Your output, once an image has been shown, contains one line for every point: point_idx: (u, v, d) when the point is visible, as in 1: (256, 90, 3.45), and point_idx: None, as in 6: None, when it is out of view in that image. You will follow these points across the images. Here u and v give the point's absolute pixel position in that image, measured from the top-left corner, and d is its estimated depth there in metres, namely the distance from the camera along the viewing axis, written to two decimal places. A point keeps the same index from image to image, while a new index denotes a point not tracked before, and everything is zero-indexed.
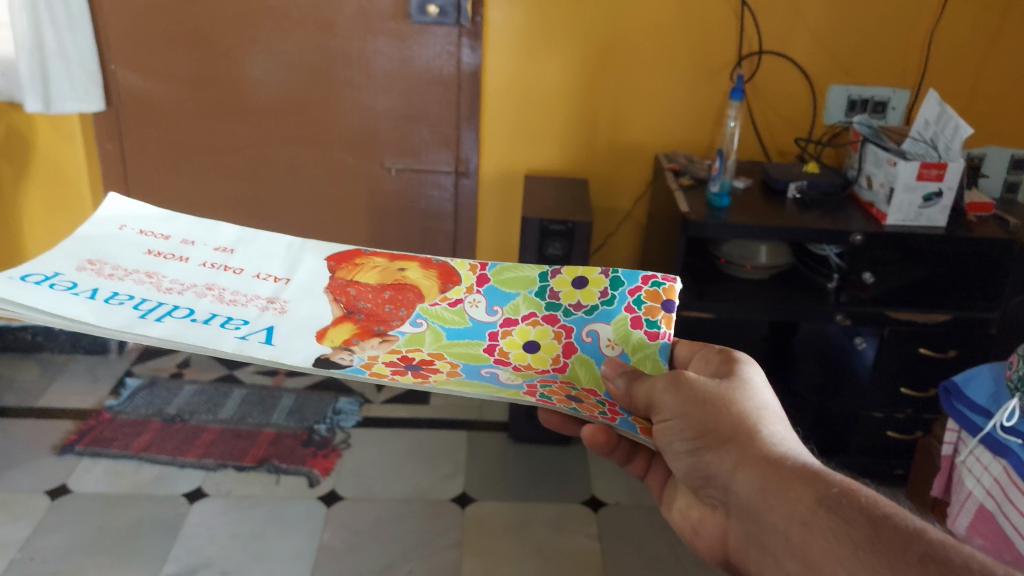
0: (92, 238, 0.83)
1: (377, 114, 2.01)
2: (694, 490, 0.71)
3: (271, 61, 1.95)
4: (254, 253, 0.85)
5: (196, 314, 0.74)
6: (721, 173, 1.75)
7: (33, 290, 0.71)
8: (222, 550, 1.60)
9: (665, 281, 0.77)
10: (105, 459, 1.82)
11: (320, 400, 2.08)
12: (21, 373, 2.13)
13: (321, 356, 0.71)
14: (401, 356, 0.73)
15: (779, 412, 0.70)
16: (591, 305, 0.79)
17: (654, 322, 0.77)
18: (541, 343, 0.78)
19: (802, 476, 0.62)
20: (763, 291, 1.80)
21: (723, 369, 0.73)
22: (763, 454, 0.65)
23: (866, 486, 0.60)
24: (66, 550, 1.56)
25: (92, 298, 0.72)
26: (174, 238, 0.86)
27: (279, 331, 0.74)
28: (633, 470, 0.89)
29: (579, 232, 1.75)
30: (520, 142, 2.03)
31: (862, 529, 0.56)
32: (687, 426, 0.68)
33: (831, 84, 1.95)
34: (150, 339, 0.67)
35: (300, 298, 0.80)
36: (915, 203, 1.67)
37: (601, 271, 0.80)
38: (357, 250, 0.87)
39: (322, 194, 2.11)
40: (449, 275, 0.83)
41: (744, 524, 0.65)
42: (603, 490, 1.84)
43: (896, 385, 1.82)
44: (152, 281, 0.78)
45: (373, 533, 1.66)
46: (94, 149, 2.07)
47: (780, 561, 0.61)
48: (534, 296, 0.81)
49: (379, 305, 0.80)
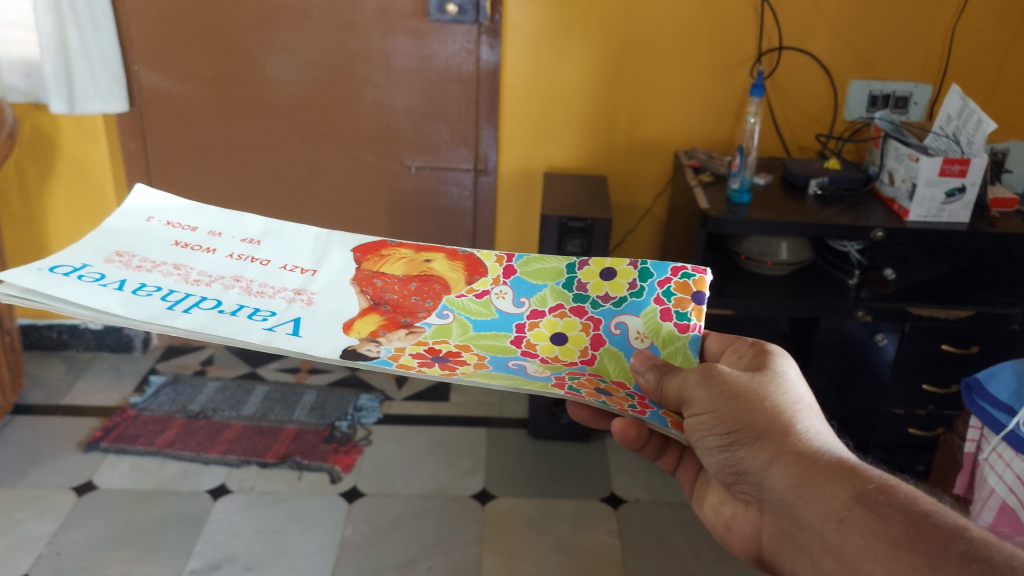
0: (120, 230, 0.84)
1: (396, 112, 2.02)
2: (727, 486, 0.72)
3: (291, 60, 1.96)
4: (282, 245, 0.86)
5: (223, 306, 0.74)
6: (741, 169, 1.74)
7: (62, 281, 0.72)
8: (245, 546, 1.61)
9: (695, 273, 0.78)
10: (130, 455, 1.84)
11: (342, 397, 2.10)
12: (47, 371, 2.15)
13: (348, 347, 0.71)
14: (428, 348, 0.74)
15: (813, 405, 0.71)
16: (619, 296, 0.80)
17: (684, 314, 0.78)
18: (568, 335, 0.79)
19: (839, 471, 0.62)
20: (784, 287, 1.80)
21: (756, 362, 0.75)
22: (798, 451, 0.66)
23: (905, 482, 0.60)
24: (92, 545, 1.58)
25: (120, 289, 0.73)
26: (202, 229, 0.86)
27: (307, 322, 0.74)
28: (664, 465, 0.91)
29: (598, 228, 1.75)
30: (539, 139, 2.03)
31: (901, 525, 0.56)
32: (719, 421, 0.70)
33: (852, 79, 1.94)
34: (178, 331, 0.68)
35: (328, 290, 0.80)
36: (937, 199, 1.66)
37: (630, 262, 0.81)
38: (382, 242, 0.87)
39: (342, 192, 2.12)
40: (475, 267, 0.84)
41: (778, 520, 0.66)
42: (623, 486, 1.85)
43: (918, 381, 1.81)
44: (179, 273, 0.78)
45: (395, 529, 1.68)
46: (117, 148, 2.09)
47: (815, 560, 0.61)
48: (561, 287, 0.82)
49: (405, 296, 0.80)
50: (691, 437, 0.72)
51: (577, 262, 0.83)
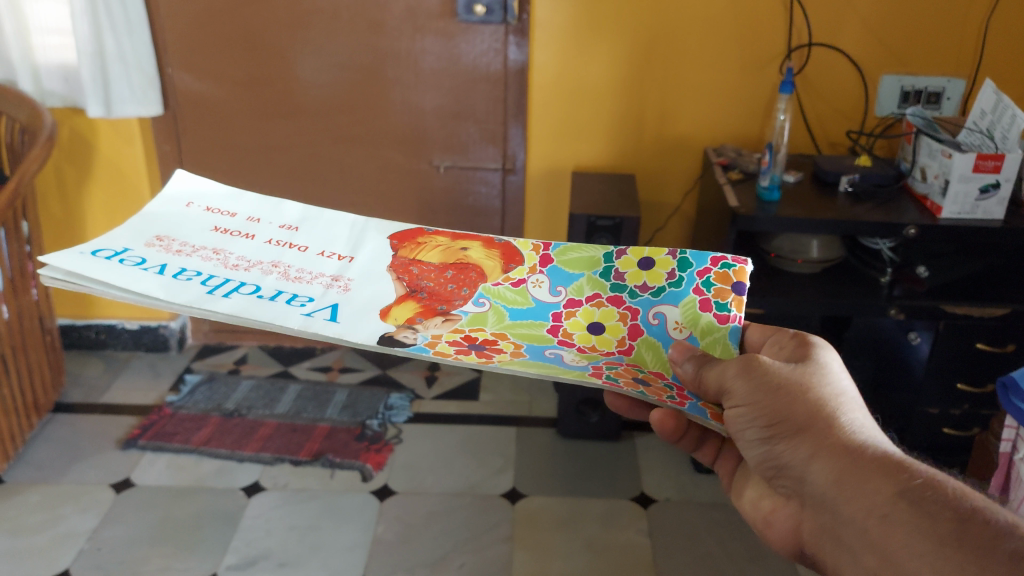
0: (161, 215, 0.86)
1: (425, 112, 2.03)
2: (767, 480, 0.73)
3: (321, 62, 1.98)
4: (318, 232, 0.88)
5: (262, 291, 0.76)
6: (771, 166, 1.74)
7: (105, 265, 0.74)
8: (279, 542, 1.64)
9: (735, 263, 0.79)
10: (166, 453, 1.87)
11: (372, 395, 2.12)
12: (86, 370, 2.20)
13: (385, 334, 0.72)
14: (464, 336, 0.75)
15: (856, 398, 0.71)
16: (657, 287, 0.81)
17: (724, 304, 0.79)
18: (604, 323, 0.79)
19: (882, 465, 0.63)
20: (815, 285, 1.79)
21: (797, 353, 0.75)
22: (840, 444, 0.66)
23: (951, 478, 0.60)
24: (131, 540, 1.62)
25: (161, 273, 0.75)
26: (240, 215, 0.88)
27: (344, 308, 0.76)
28: (703, 457, 0.91)
29: (627, 227, 1.75)
30: (566, 138, 2.04)
31: (948, 523, 0.56)
32: (759, 413, 0.70)
33: (882, 75, 1.92)
34: (218, 315, 0.70)
35: (364, 277, 0.81)
36: (971, 195, 1.64)
37: (669, 252, 0.81)
38: (421, 231, 0.89)
39: (373, 192, 2.14)
40: (512, 256, 0.85)
41: (819, 515, 0.66)
42: (653, 485, 1.85)
43: (952, 380, 1.79)
44: (219, 258, 0.80)
45: (426, 526, 1.69)
46: (153, 152, 2.13)
47: (858, 556, 0.62)
48: (598, 277, 0.82)
49: (442, 284, 0.81)
50: (729, 429, 0.72)
51: (615, 251, 0.84)
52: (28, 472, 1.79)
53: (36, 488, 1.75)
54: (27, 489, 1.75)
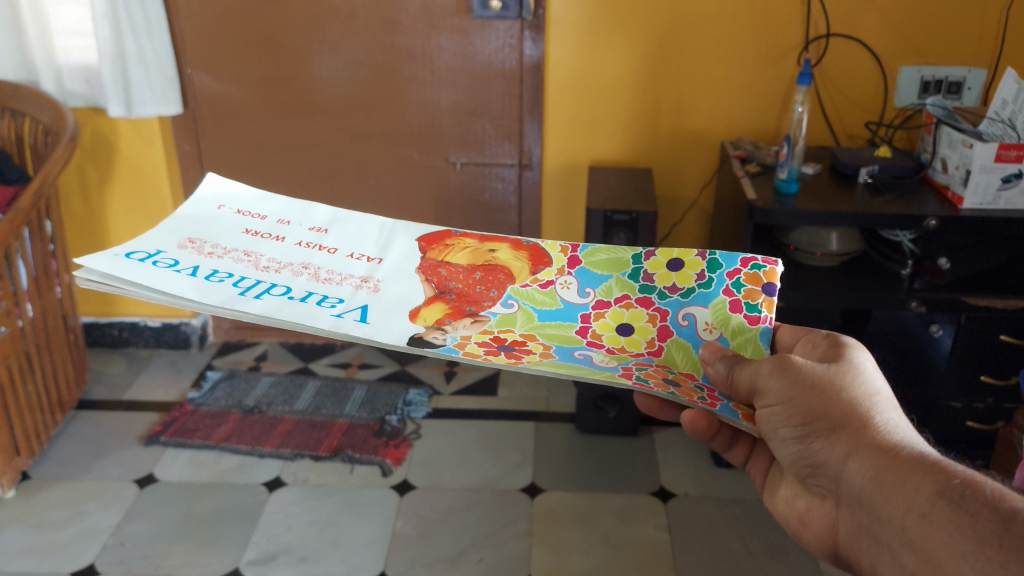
0: (193, 216, 0.87)
1: (441, 109, 2.04)
2: (803, 479, 0.73)
3: (338, 60, 1.99)
4: (349, 233, 0.88)
5: (293, 293, 0.77)
6: (789, 159, 1.72)
7: (138, 267, 0.75)
8: (298, 537, 1.65)
9: (766, 264, 0.77)
10: (188, 449, 1.89)
11: (391, 391, 2.13)
12: (109, 367, 2.23)
13: (415, 335, 0.73)
14: (494, 337, 0.75)
15: (892, 397, 0.70)
16: (687, 287, 0.80)
17: (754, 305, 0.78)
18: (632, 326, 0.79)
19: (921, 464, 0.61)
20: (834, 278, 1.77)
21: (830, 352, 0.75)
22: (877, 443, 0.65)
23: (992, 478, 0.59)
24: (153, 535, 1.64)
25: (193, 275, 0.76)
26: (270, 218, 0.89)
27: (373, 309, 0.76)
28: (735, 457, 0.91)
29: (643, 221, 1.74)
30: (582, 133, 2.04)
31: (989, 522, 0.54)
32: (794, 412, 0.70)
33: (901, 65, 1.90)
34: (249, 317, 0.71)
35: (393, 277, 0.82)
36: (993, 185, 1.62)
37: (698, 253, 0.80)
38: (447, 232, 0.88)
39: (389, 189, 2.14)
40: (540, 257, 0.84)
41: (857, 514, 0.66)
42: (672, 480, 1.84)
43: (974, 372, 1.77)
44: (250, 260, 0.81)
45: (443, 522, 1.70)
46: (173, 152, 2.15)
47: (898, 556, 0.61)
48: (626, 278, 0.81)
49: (470, 286, 0.81)
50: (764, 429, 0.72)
51: (643, 252, 0.83)
52: (52, 469, 1.82)
53: (60, 484, 1.77)
54: (51, 485, 1.77)
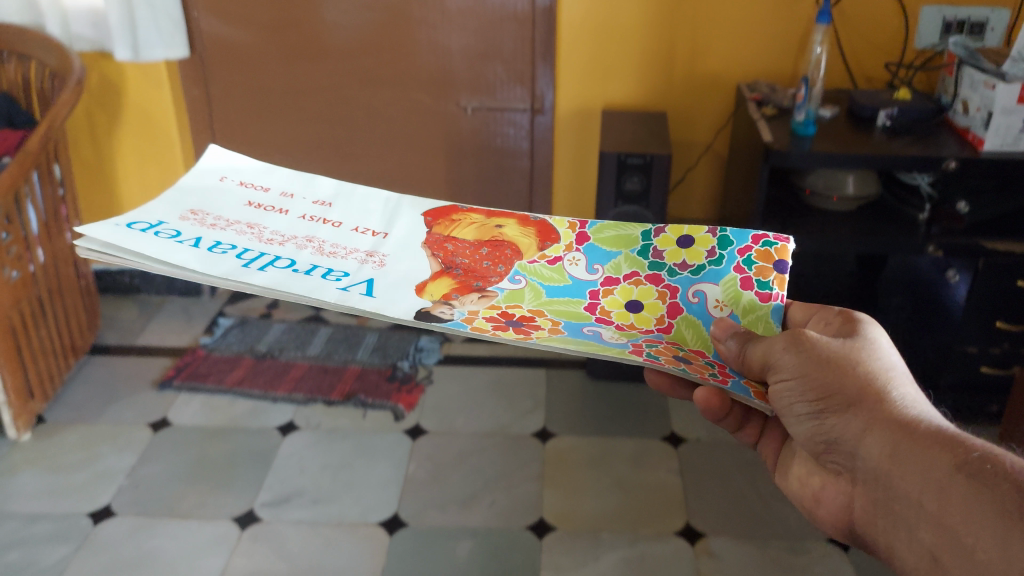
0: (195, 188, 0.85)
1: (452, 52, 2.00)
2: (818, 456, 0.73)
3: (347, 2, 1.96)
4: (353, 207, 0.87)
5: (297, 265, 0.75)
6: (807, 101, 1.70)
7: (139, 238, 0.73)
8: (312, 480, 1.66)
9: (778, 241, 0.75)
10: (201, 394, 1.90)
11: (403, 338, 2.13)
12: (121, 314, 2.23)
13: (421, 310, 0.71)
14: (501, 311, 0.73)
15: (906, 372, 0.70)
16: (698, 265, 0.77)
17: (766, 283, 0.76)
18: (641, 304, 0.76)
19: (937, 439, 0.61)
20: (850, 223, 1.75)
21: (843, 328, 0.74)
22: (894, 419, 0.65)
23: (1009, 450, 0.58)
24: (168, 478, 1.65)
25: (196, 246, 0.74)
26: (274, 190, 0.88)
27: (379, 283, 0.75)
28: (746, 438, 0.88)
29: (657, 165, 1.72)
30: (594, 75, 1.98)
31: (1011, 495, 0.54)
32: (809, 387, 0.69)
33: (922, 5, 1.85)
34: (252, 288, 0.68)
35: (399, 252, 0.80)
36: (1014, 127, 1.58)
37: (709, 229, 0.78)
38: (453, 208, 0.87)
39: (400, 134, 2.12)
40: (547, 234, 0.82)
41: (874, 490, 0.66)
42: (683, 426, 1.84)
43: (990, 317, 1.75)
44: (253, 232, 0.79)
45: (456, 466, 1.70)
46: (181, 97, 2.13)
47: (915, 530, 0.61)
48: (636, 255, 0.79)
49: (477, 261, 0.80)
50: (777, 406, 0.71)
51: (653, 228, 0.81)
52: (67, 412, 1.83)
53: (75, 427, 1.78)
54: (67, 428, 1.78)
